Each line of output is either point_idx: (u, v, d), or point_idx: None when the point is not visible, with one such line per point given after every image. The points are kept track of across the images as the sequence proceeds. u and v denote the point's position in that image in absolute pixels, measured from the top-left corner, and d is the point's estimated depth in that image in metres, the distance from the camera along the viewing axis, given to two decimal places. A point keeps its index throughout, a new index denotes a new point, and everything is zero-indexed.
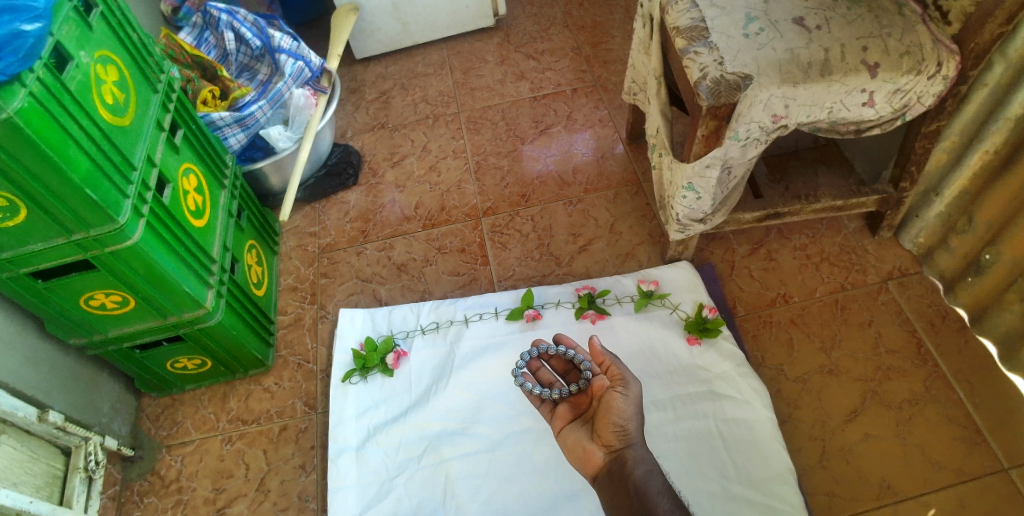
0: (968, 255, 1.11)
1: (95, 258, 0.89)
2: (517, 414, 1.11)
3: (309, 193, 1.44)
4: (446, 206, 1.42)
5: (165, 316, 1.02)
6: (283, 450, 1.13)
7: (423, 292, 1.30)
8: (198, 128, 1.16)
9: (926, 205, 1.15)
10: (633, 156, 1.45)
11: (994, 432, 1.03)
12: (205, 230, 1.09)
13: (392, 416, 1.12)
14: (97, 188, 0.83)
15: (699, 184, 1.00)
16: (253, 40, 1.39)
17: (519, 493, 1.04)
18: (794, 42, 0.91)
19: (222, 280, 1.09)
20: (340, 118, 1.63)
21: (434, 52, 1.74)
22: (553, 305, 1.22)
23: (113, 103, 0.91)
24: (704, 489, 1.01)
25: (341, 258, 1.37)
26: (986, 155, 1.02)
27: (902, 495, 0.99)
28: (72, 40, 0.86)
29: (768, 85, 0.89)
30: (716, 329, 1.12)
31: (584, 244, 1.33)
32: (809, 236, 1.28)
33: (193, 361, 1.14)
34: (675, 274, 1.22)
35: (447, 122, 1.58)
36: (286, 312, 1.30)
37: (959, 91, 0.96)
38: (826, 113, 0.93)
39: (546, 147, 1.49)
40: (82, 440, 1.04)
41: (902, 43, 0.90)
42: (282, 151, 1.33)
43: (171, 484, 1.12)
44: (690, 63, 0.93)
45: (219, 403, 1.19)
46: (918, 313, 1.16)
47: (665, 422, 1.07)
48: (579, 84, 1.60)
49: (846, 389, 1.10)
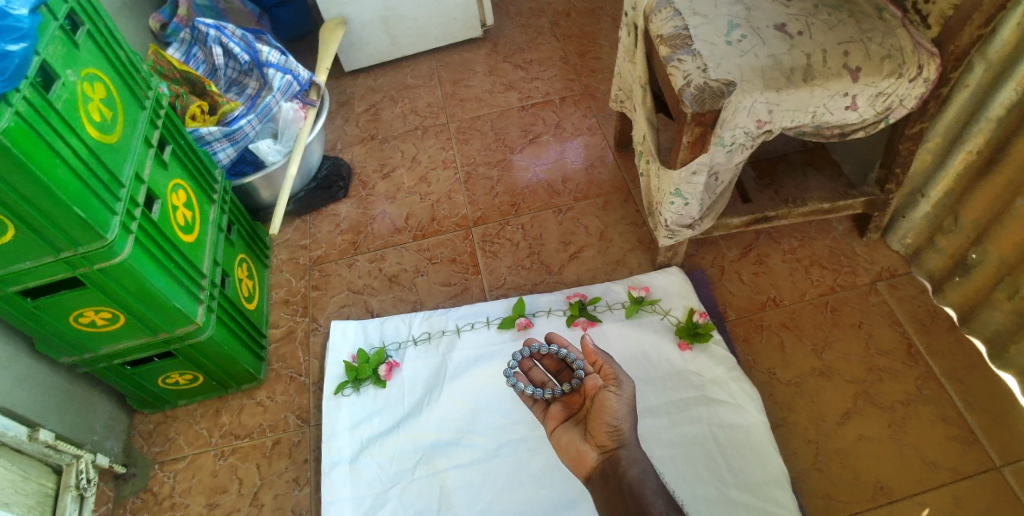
0: (956, 255, 1.12)
1: (84, 275, 0.89)
2: (511, 423, 1.11)
3: (299, 206, 1.45)
4: (436, 216, 1.43)
5: (156, 333, 1.02)
6: (277, 463, 1.13)
7: (414, 303, 1.30)
8: (187, 143, 1.16)
9: (913, 206, 1.16)
10: (622, 163, 1.46)
11: (986, 430, 1.03)
12: (195, 245, 1.09)
13: (386, 427, 1.12)
14: (86, 206, 0.83)
15: (686, 190, 1.01)
16: (241, 55, 1.39)
17: (515, 502, 1.04)
18: (776, 48, 0.92)
19: (212, 295, 1.09)
20: (330, 131, 1.63)
21: (423, 64, 1.75)
22: (545, 313, 1.22)
23: (100, 120, 0.92)
24: (699, 493, 1.01)
25: (332, 270, 1.37)
26: (970, 155, 1.03)
27: (897, 496, 1.00)
28: (59, 59, 0.86)
29: (752, 91, 0.90)
30: (708, 333, 1.13)
31: (574, 251, 1.33)
32: (798, 239, 1.29)
33: (185, 377, 1.14)
34: (666, 279, 1.23)
35: (437, 133, 1.58)
36: (278, 325, 1.30)
37: (941, 93, 0.96)
38: (809, 117, 0.94)
39: (536, 156, 1.50)
40: (74, 459, 1.04)
41: (883, 47, 0.91)
42: (271, 164, 1.33)
43: (164, 501, 1.11)
44: (675, 71, 0.93)
45: (212, 418, 1.19)
46: (908, 313, 1.16)
47: (660, 428, 1.07)
48: (568, 93, 1.61)
49: (839, 391, 1.10)
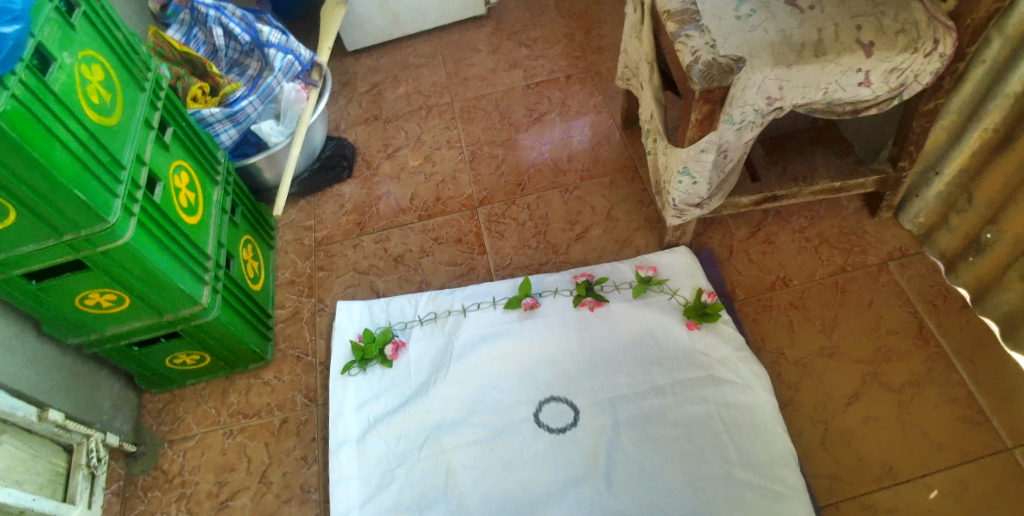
0: (968, 234, 1.10)
1: (88, 257, 0.89)
2: (517, 402, 1.11)
3: (303, 187, 1.44)
4: (441, 196, 1.42)
5: (161, 313, 1.02)
6: (284, 442, 1.14)
7: (420, 283, 1.30)
8: (188, 126, 1.15)
9: (925, 184, 1.14)
10: (629, 142, 1.44)
11: (996, 411, 1.02)
12: (199, 227, 1.09)
13: (393, 407, 1.13)
14: (86, 188, 0.83)
15: (694, 168, 0.99)
16: (242, 36, 1.36)
17: (521, 481, 1.04)
18: (786, 22, 0.90)
19: (217, 277, 1.09)
20: (333, 111, 1.62)
21: (427, 42, 1.72)
22: (551, 293, 1.21)
23: (99, 103, 0.91)
24: (705, 473, 1.01)
25: (338, 250, 1.36)
26: (985, 132, 1.01)
27: (905, 476, 0.99)
28: (54, 42, 0.85)
29: (762, 67, 0.87)
30: (716, 314, 1.12)
31: (580, 231, 1.32)
32: (808, 218, 1.27)
33: (192, 357, 1.14)
34: (674, 259, 1.22)
35: (441, 112, 1.57)
36: (283, 306, 1.30)
37: (957, 69, 0.94)
38: (821, 93, 0.91)
39: (541, 135, 1.48)
40: (84, 437, 1.05)
41: (897, 22, 0.89)
42: (274, 145, 1.32)
43: (174, 478, 1.12)
44: (682, 47, 0.91)
45: (219, 398, 1.20)
46: (920, 293, 1.15)
47: (666, 408, 1.07)
48: (573, 71, 1.59)
49: (846, 372, 1.09)
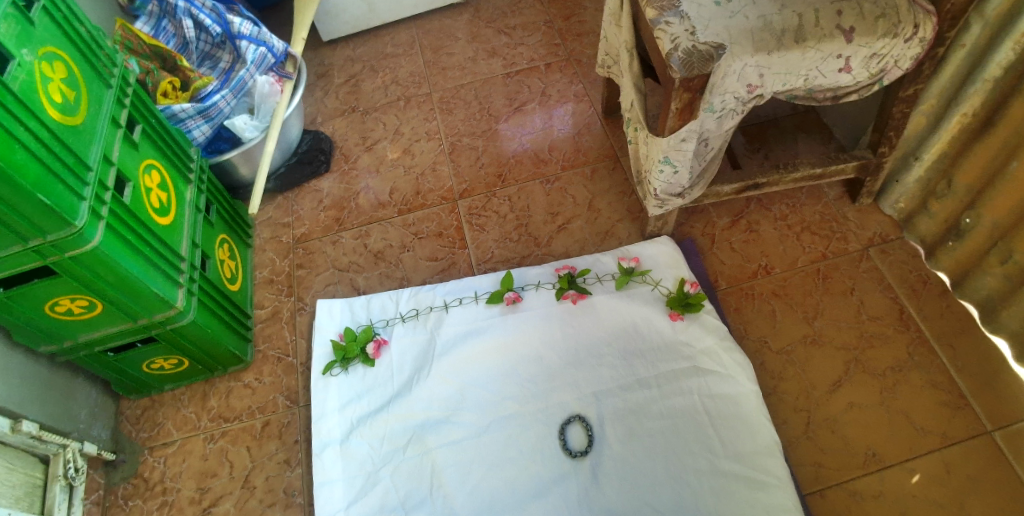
0: (948, 219, 1.10)
1: (55, 264, 0.86)
2: (501, 398, 1.10)
3: (280, 183, 1.41)
4: (420, 190, 1.39)
5: (135, 318, 0.99)
6: (266, 446, 1.12)
7: (401, 279, 1.28)
8: (158, 122, 1.12)
9: (905, 169, 1.14)
10: (610, 130, 1.42)
11: (976, 395, 1.03)
12: (172, 228, 1.06)
13: (376, 407, 1.11)
14: (50, 193, 0.80)
15: (675, 157, 0.98)
16: (212, 28, 1.33)
17: (507, 477, 1.04)
18: (767, 8, 0.88)
19: (192, 279, 1.06)
20: (309, 104, 1.59)
21: (403, 31, 1.69)
22: (533, 287, 1.20)
23: (62, 102, 0.87)
24: (690, 465, 1.01)
25: (317, 248, 1.34)
26: (964, 117, 1.00)
27: (888, 463, 1.00)
28: (13, 39, 0.81)
29: (742, 54, 0.86)
30: (699, 304, 1.11)
31: (562, 223, 1.31)
32: (789, 206, 1.27)
33: (170, 362, 1.12)
34: (656, 250, 1.20)
35: (419, 103, 1.54)
36: (263, 306, 1.28)
37: (936, 53, 0.93)
38: (801, 80, 0.90)
39: (521, 125, 1.46)
40: (60, 448, 1.03)
41: (878, 7, 0.88)
42: (248, 141, 1.30)
43: (156, 486, 1.11)
44: (661, 34, 0.88)
45: (199, 402, 1.18)
46: (900, 279, 1.15)
47: (650, 401, 1.07)
48: (553, 58, 1.57)
49: (829, 359, 1.09)
